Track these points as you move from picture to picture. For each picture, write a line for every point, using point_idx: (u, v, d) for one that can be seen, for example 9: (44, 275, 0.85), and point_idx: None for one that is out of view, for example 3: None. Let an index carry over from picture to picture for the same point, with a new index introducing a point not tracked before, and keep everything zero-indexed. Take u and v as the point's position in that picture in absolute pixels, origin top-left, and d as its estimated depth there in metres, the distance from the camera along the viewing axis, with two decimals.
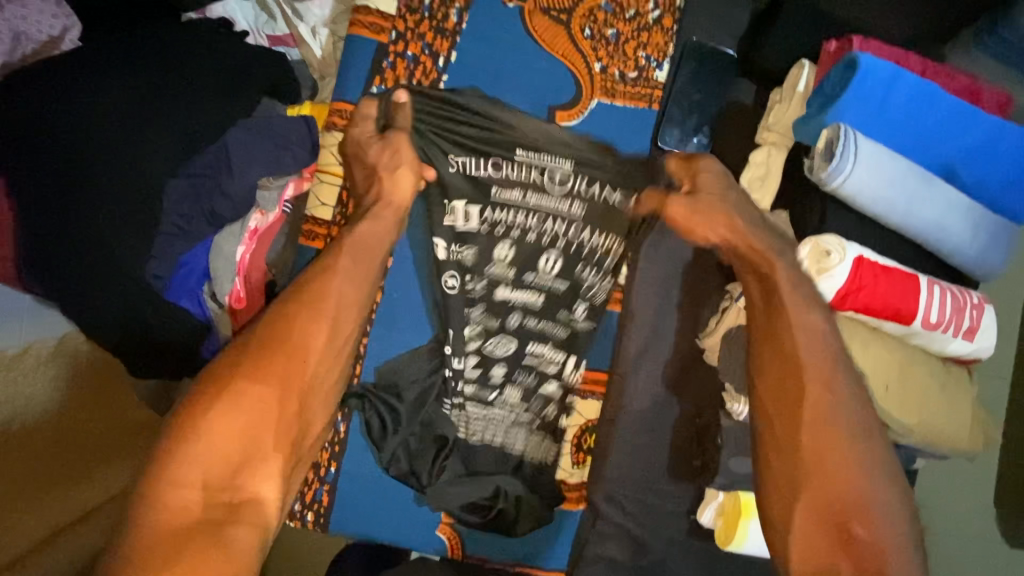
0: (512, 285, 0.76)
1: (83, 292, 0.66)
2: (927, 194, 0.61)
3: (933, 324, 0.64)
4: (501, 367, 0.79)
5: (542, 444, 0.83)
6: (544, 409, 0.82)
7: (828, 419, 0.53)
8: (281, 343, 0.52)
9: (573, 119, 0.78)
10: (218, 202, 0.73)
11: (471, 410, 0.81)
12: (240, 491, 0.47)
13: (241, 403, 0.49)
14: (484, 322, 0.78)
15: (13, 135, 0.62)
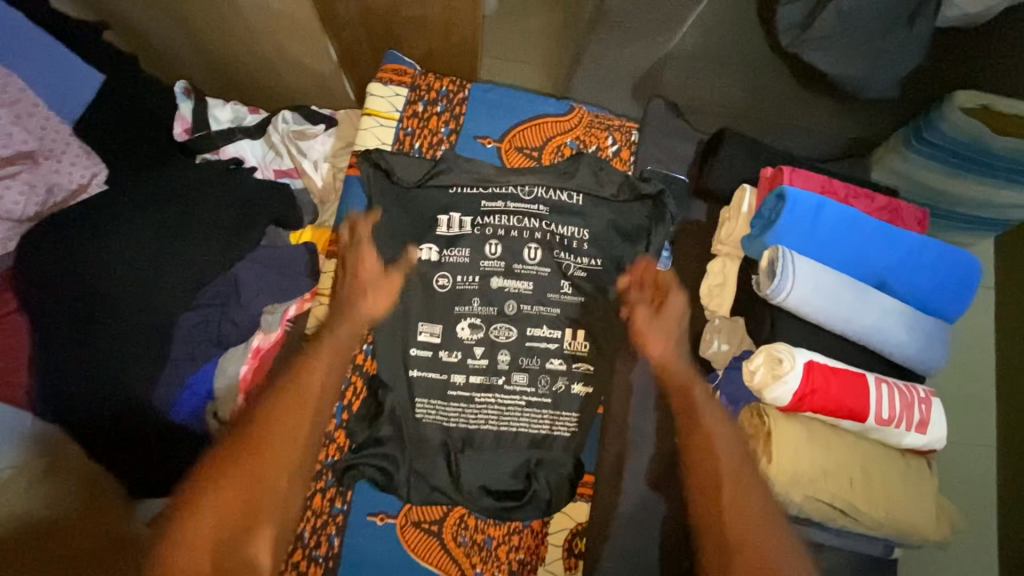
0: (505, 275, 0.89)
1: (92, 413, 0.78)
2: (862, 303, 0.74)
3: (885, 420, 0.73)
4: (506, 351, 0.88)
5: (555, 418, 0.87)
6: (552, 385, 0.88)
7: (747, 497, 0.66)
8: (266, 442, 0.66)
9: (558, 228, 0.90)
10: (226, 327, 0.84)
11: (478, 398, 0.87)
12: (242, 555, 0.60)
13: (227, 486, 0.62)
14: (483, 311, 0.88)
15: (52, 282, 0.77)
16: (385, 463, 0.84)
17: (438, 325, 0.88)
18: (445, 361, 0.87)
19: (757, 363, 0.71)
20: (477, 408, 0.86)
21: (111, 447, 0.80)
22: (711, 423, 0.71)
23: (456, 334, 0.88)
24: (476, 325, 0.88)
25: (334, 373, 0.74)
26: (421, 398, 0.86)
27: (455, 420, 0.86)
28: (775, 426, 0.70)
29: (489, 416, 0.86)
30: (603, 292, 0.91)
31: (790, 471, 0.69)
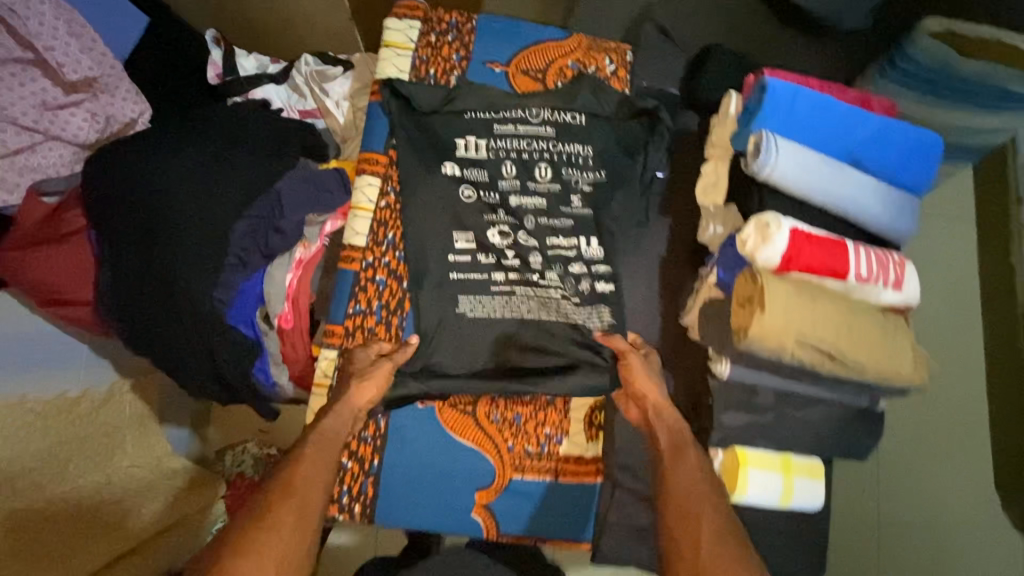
0: (521, 193, 0.97)
1: (157, 313, 0.87)
2: (837, 176, 0.84)
3: (864, 278, 0.83)
4: (537, 256, 0.95)
5: (583, 312, 0.95)
6: (578, 284, 0.95)
7: (724, 528, 0.76)
8: (287, 496, 0.75)
9: (569, 142, 0.99)
10: (273, 237, 0.93)
11: (518, 292, 0.94)
12: None
13: (263, 529, 0.72)
14: (505, 224, 0.96)
15: (115, 197, 0.86)
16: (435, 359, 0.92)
17: (470, 233, 0.95)
18: (478, 262, 0.95)
19: (746, 232, 0.81)
20: (518, 301, 0.93)
21: (173, 344, 0.90)
22: (692, 484, 0.80)
23: (487, 241, 0.95)
24: (505, 233, 0.96)
25: (319, 471, 0.79)
26: (464, 296, 0.93)
27: (497, 313, 0.93)
28: (767, 280, 0.79)
29: (529, 309, 0.93)
30: (611, 198, 0.98)
31: (781, 317, 0.78)
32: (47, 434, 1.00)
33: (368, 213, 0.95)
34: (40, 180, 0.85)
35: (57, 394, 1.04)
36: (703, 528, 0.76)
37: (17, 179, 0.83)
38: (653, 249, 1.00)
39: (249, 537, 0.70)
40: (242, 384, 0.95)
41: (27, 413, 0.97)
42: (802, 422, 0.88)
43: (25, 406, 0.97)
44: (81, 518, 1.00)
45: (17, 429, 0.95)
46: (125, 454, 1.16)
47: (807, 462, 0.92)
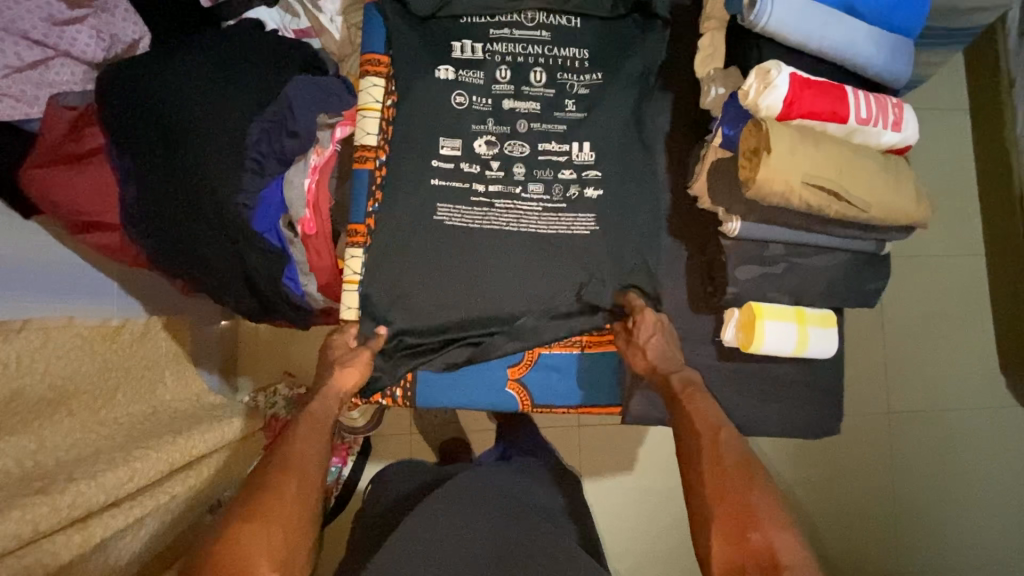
0: (515, 97, 0.99)
1: (185, 222, 0.91)
2: (833, 22, 0.85)
3: (865, 119, 0.86)
4: (521, 165, 0.98)
5: (570, 218, 0.98)
6: (566, 191, 0.98)
7: (723, 455, 0.82)
8: (291, 464, 0.83)
9: (568, 45, 1.00)
10: (287, 141, 0.94)
11: (498, 204, 0.97)
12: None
13: (272, 491, 0.79)
14: (498, 129, 0.98)
15: (130, 112, 0.87)
16: (421, 273, 0.96)
17: (457, 140, 0.97)
18: (466, 173, 0.97)
19: (749, 82, 0.83)
20: (497, 212, 0.97)
21: (205, 255, 0.93)
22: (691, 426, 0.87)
23: (474, 148, 0.98)
24: (492, 142, 0.98)
25: (313, 446, 0.87)
26: (443, 203, 0.96)
27: (477, 222, 0.97)
28: (775, 129, 0.81)
29: (508, 219, 0.97)
30: (609, 99, 0.99)
31: (788, 157, 0.81)
32: (95, 359, 1.05)
33: (375, 112, 0.96)
34: (59, 93, 0.88)
35: (102, 320, 1.11)
36: (702, 463, 0.82)
37: (35, 91, 0.86)
38: (659, 126, 1.02)
39: (257, 501, 0.77)
40: (273, 293, 0.99)
41: (75, 336, 1.02)
42: (810, 271, 0.94)
43: (73, 328, 1.02)
44: (138, 434, 1.01)
45: (70, 348, 1.00)
46: (167, 386, 1.19)
47: (819, 313, 0.96)
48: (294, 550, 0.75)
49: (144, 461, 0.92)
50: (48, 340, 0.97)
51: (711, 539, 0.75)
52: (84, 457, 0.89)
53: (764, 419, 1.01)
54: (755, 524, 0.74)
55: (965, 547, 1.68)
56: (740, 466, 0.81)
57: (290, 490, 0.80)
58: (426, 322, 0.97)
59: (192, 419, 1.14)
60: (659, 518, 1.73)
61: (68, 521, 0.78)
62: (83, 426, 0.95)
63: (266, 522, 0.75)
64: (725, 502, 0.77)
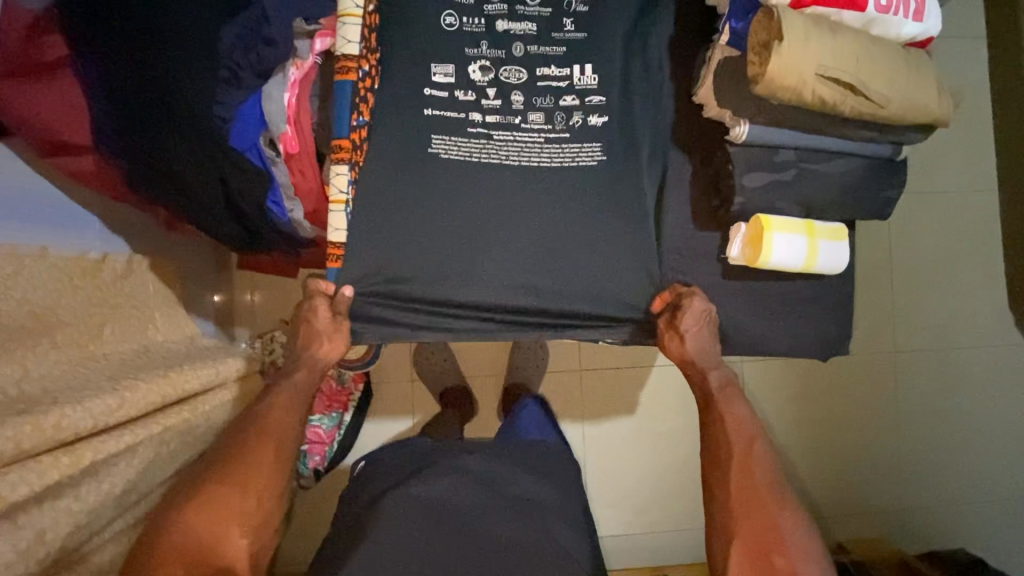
0: (509, 17, 0.92)
1: (158, 142, 0.85)
2: None
3: (885, 7, 0.79)
4: (519, 92, 0.92)
5: (573, 148, 0.92)
6: (568, 119, 0.92)
7: (754, 468, 0.88)
8: (267, 434, 0.89)
9: None
10: (263, 49, 0.87)
11: (497, 136, 0.92)
12: (218, 565, 0.82)
13: (249, 460, 0.87)
14: (493, 54, 0.92)
15: (91, 16, 0.80)
16: (412, 191, 0.90)
17: (450, 66, 0.91)
18: (461, 102, 0.92)
19: None
20: (497, 145, 0.92)
21: (181, 180, 0.89)
22: (728, 430, 0.92)
23: (468, 74, 0.92)
24: (486, 67, 0.92)
25: (291, 416, 0.92)
26: (437, 135, 0.91)
27: (475, 155, 0.92)
28: (785, 13, 0.75)
29: (510, 152, 0.92)
30: (610, 15, 0.93)
31: (802, 47, 0.75)
32: (79, 293, 1.01)
33: (355, 19, 0.88)
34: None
35: (78, 254, 1.06)
36: (732, 475, 0.88)
37: None
38: (663, 29, 0.95)
39: (234, 469, 0.86)
40: (257, 217, 0.96)
41: (51, 268, 0.98)
42: (822, 179, 0.89)
43: (48, 260, 0.98)
44: (129, 367, 0.99)
45: (46, 282, 0.96)
46: (157, 327, 1.16)
47: (830, 226, 0.92)
48: (265, 518, 0.87)
49: (133, 391, 0.90)
50: (22, 271, 0.92)
51: (730, 551, 0.84)
52: (73, 385, 0.87)
53: (769, 339, 0.98)
54: (778, 550, 0.83)
55: (968, 483, 1.68)
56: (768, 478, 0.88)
57: (266, 458, 0.88)
58: (419, 250, 0.91)
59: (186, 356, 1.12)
60: (661, 459, 1.73)
61: (55, 444, 0.77)
62: (69, 359, 0.92)
63: (243, 490, 0.86)
64: (752, 521, 0.84)
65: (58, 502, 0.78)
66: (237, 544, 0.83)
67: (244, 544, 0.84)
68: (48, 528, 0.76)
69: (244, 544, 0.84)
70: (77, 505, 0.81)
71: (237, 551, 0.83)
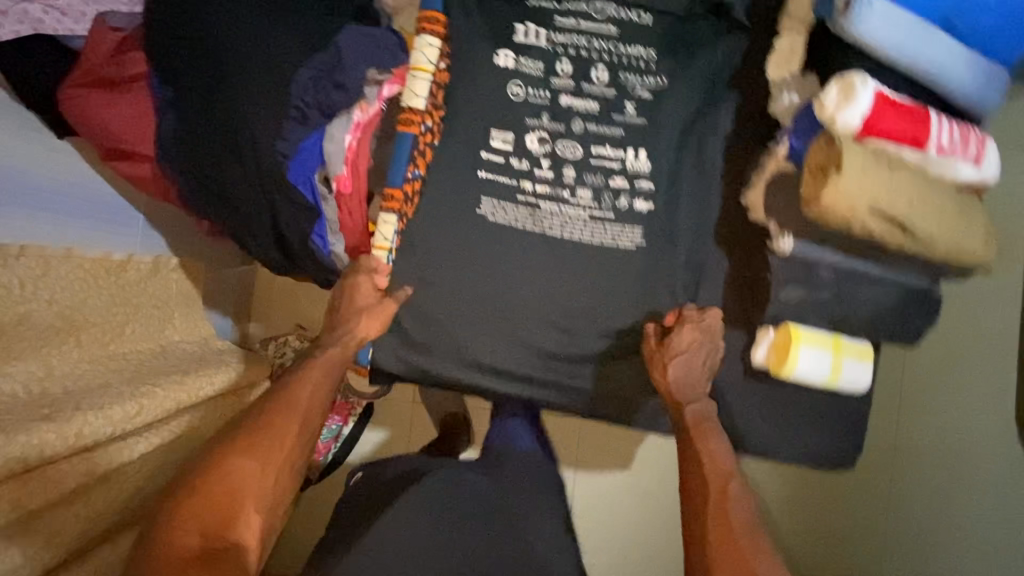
0: (573, 94, 0.93)
1: (220, 169, 0.88)
2: (930, 39, 0.78)
3: (945, 151, 0.80)
4: (572, 167, 0.94)
5: (617, 229, 0.94)
6: (615, 201, 0.94)
7: (729, 513, 0.83)
8: (290, 405, 0.88)
9: (638, 37, 0.94)
10: (333, 93, 0.89)
11: (544, 207, 0.94)
12: (228, 538, 0.79)
13: (276, 430, 0.86)
14: (552, 127, 0.93)
15: (175, 48, 0.83)
16: (452, 250, 0.93)
17: (509, 133, 0.93)
18: (514, 169, 0.94)
19: (830, 93, 0.78)
20: (542, 215, 0.94)
21: (233, 205, 0.91)
22: (710, 462, 0.88)
23: (525, 144, 0.93)
24: (544, 139, 0.93)
25: (320, 389, 0.91)
26: (487, 198, 0.94)
27: (519, 222, 0.94)
28: (846, 147, 0.76)
29: (553, 224, 0.94)
30: (672, 106, 0.94)
31: (859, 181, 0.76)
32: (103, 292, 1.02)
33: (427, 74, 0.90)
34: (109, 11, 0.85)
35: (105, 253, 1.04)
36: (707, 523, 0.83)
37: (84, 8, 0.83)
38: (721, 127, 0.96)
39: (257, 436, 0.85)
40: (301, 250, 0.96)
41: (76, 267, 0.97)
42: (855, 303, 0.89)
43: (74, 259, 0.97)
44: (142, 373, 1.00)
45: (70, 279, 0.96)
46: (174, 326, 1.18)
47: (859, 345, 0.92)
48: (280, 492, 0.85)
49: (150, 398, 0.91)
50: (49, 270, 0.92)
51: None
52: (93, 387, 0.90)
53: (775, 444, 0.99)
54: None
55: None
56: (746, 525, 0.83)
57: (293, 429, 0.87)
58: (450, 306, 0.94)
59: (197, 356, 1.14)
60: (650, 520, 1.72)
61: (74, 450, 0.78)
62: (90, 357, 0.96)
63: (264, 460, 0.84)
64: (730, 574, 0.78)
65: (72, 508, 0.81)
66: (251, 518, 0.81)
67: (257, 523, 0.82)
68: (61, 531, 0.79)
69: (257, 520, 0.82)
70: (85, 512, 0.83)
71: (253, 526, 0.81)
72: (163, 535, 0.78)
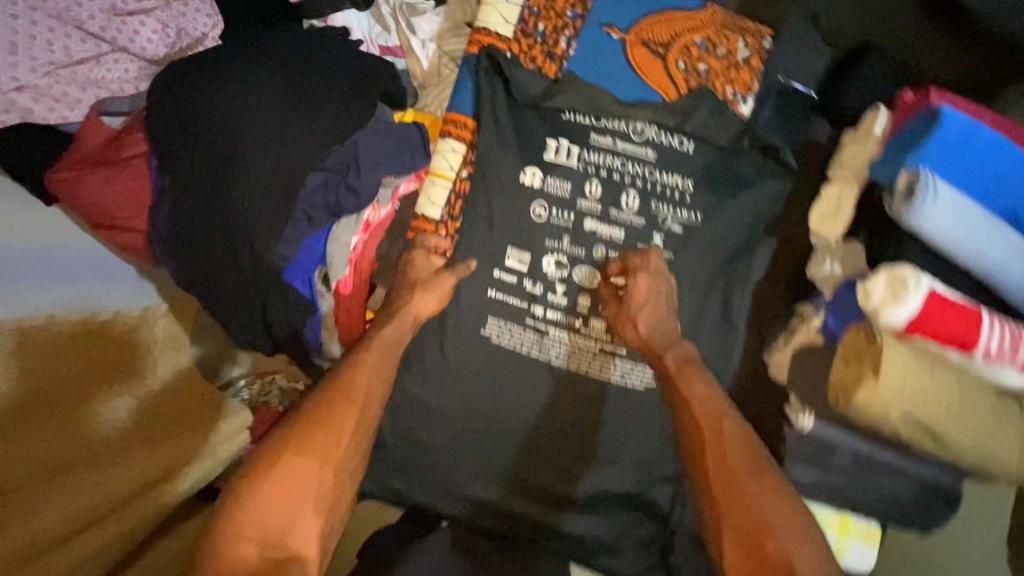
0: (600, 218, 0.87)
1: (213, 262, 0.82)
2: (1001, 236, 0.71)
3: (992, 356, 0.73)
4: (588, 296, 0.88)
5: (629, 367, 0.88)
6: (629, 336, 0.88)
7: (729, 454, 0.71)
8: (351, 395, 0.73)
9: (678, 166, 0.86)
10: (344, 195, 0.84)
11: (552, 334, 0.88)
12: (288, 549, 0.64)
13: (329, 417, 0.71)
14: (572, 251, 0.87)
15: (185, 137, 0.79)
16: (449, 365, 0.88)
17: (526, 253, 0.87)
18: (527, 291, 0.88)
19: (875, 280, 0.71)
20: (549, 343, 0.88)
21: (223, 298, 0.85)
22: (701, 404, 0.76)
23: (541, 266, 0.87)
24: (562, 263, 0.87)
25: (378, 379, 0.77)
26: (494, 318, 0.88)
27: (524, 347, 0.88)
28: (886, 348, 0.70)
29: (560, 354, 0.88)
30: (703, 246, 0.87)
31: (898, 384, 0.70)
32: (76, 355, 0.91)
33: (446, 181, 0.87)
34: (104, 98, 0.81)
35: (85, 314, 0.95)
36: (715, 483, 0.70)
37: (79, 94, 0.79)
38: (754, 270, 0.90)
39: (321, 406, 0.71)
40: (293, 345, 0.90)
41: (55, 338, 0.89)
42: (870, 486, 0.83)
43: (54, 328, 0.90)
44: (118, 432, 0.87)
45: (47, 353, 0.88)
46: (152, 366, 0.96)
47: (862, 525, 0.88)
48: (340, 497, 0.70)
49: (114, 463, 0.82)
50: (26, 350, 0.86)
51: (726, 552, 0.66)
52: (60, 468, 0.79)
53: None
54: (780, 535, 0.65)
55: None
56: (760, 471, 0.70)
57: (348, 429, 0.72)
58: (441, 426, 0.89)
59: (187, 382, 0.98)
60: None
61: None
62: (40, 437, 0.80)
63: (318, 458, 0.68)
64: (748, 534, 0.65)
65: None
66: (309, 524, 0.66)
67: (317, 529, 0.66)
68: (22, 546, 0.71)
69: (316, 525, 0.66)
70: None
71: (309, 531, 0.65)
72: (229, 535, 0.63)
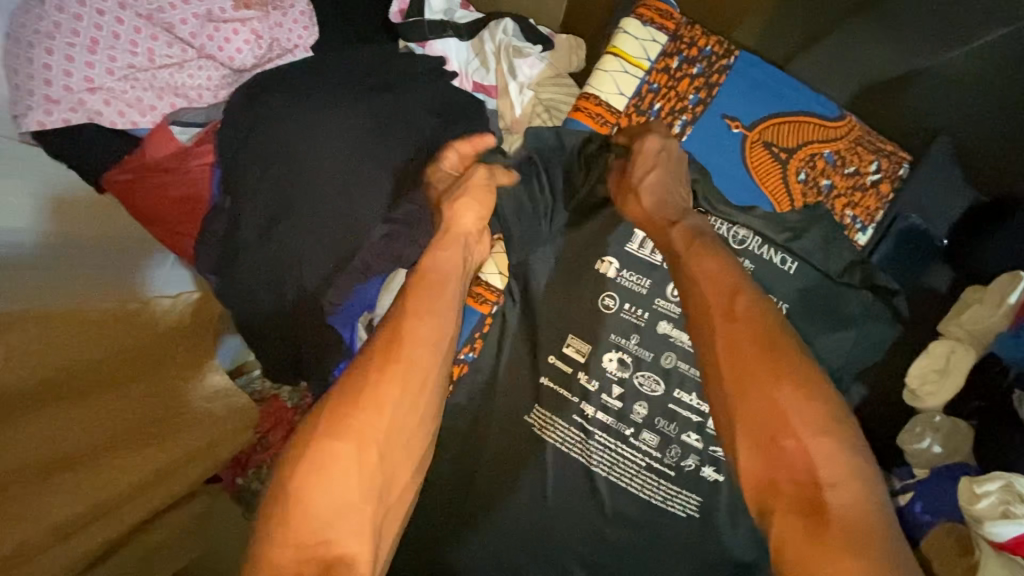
0: (675, 323, 0.79)
1: (251, 288, 0.75)
2: None
3: None
4: (645, 405, 0.79)
5: (675, 493, 0.78)
6: (681, 459, 0.78)
7: (744, 340, 0.61)
8: (401, 346, 0.63)
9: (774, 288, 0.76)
10: (409, 248, 0.77)
11: (598, 438, 0.79)
12: (330, 545, 0.56)
13: (381, 381, 0.61)
14: (638, 352, 0.79)
15: (255, 153, 0.73)
16: (483, 445, 0.81)
17: (587, 344, 0.80)
18: (580, 386, 0.80)
19: (988, 487, 0.64)
20: (592, 447, 0.79)
21: (255, 327, 0.78)
22: (713, 277, 0.66)
23: (600, 363, 0.80)
24: (624, 363, 0.80)
25: (431, 327, 0.66)
26: (540, 407, 0.81)
27: (565, 446, 0.80)
28: (983, 561, 0.64)
29: (601, 462, 0.79)
30: None
31: None
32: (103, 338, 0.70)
33: None
34: (180, 108, 0.76)
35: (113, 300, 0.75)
36: (727, 365, 0.61)
37: (153, 101, 0.74)
38: None
39: (362, 369, 0.61)
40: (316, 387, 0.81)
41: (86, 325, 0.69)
42: None
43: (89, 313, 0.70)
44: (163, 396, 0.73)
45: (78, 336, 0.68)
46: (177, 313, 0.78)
47: None
48: (392, 473, 0.61)
49: (171, 441, 0.71)
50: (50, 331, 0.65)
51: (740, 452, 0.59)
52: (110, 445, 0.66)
53: None
54: (834, 486, 0.54)
55: None
56: (785, 364, 0.60)
57: (396, 378, 0.62)
58: (459, 510, 0.81)
59: (192, 366, 0.78)
60: None
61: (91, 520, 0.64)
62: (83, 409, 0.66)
63: (357, 442, 0.59)
64: (766, 461, 0.57)
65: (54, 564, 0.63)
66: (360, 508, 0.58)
67: (368, 509, 0.58)
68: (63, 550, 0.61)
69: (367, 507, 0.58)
70: None
71: (359, 525, 0.57)
72: (270, 534, 0.55)
